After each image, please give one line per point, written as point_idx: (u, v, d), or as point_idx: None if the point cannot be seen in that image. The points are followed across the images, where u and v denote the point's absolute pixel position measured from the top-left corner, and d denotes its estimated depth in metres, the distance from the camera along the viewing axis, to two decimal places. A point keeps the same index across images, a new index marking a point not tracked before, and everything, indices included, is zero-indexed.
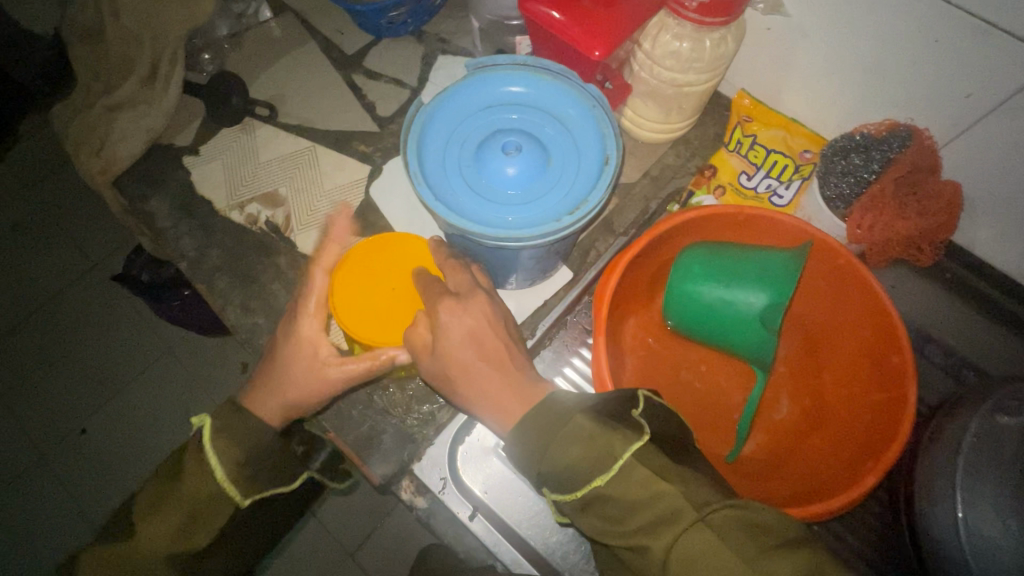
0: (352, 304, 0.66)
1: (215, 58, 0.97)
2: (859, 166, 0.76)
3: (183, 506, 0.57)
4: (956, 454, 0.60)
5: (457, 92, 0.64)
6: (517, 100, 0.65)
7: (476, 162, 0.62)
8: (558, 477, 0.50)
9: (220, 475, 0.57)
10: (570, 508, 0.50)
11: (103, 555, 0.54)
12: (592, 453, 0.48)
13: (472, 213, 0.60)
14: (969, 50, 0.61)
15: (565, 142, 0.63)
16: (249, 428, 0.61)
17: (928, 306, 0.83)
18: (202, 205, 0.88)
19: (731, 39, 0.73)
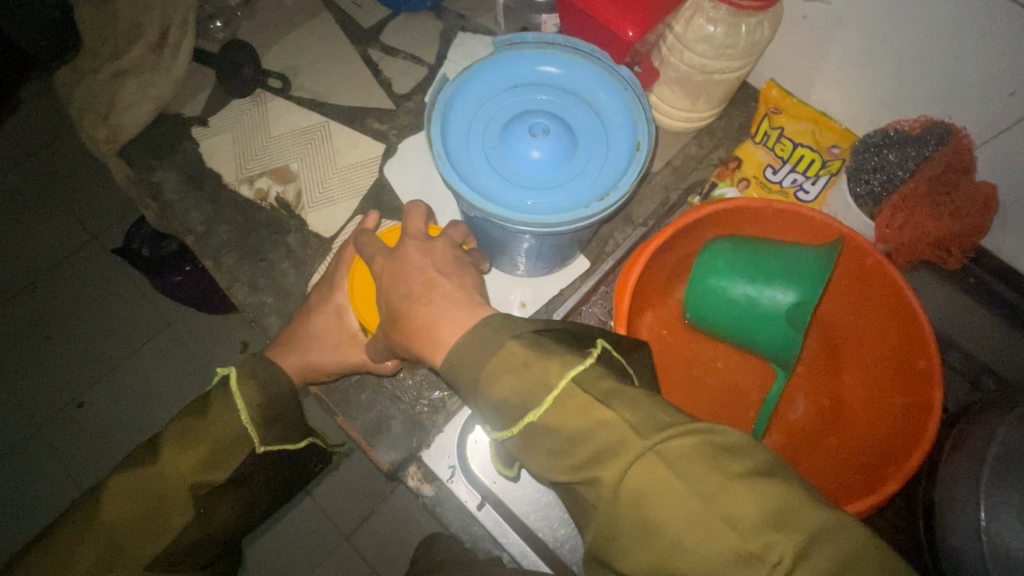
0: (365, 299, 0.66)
1: (227, 26, 0.94)
2: (893, 163, 0.72)
3: (206, 442, 0.59)
4: (982, 462, 0.59)
5: (483, 69, 0.62)
6: (544, 81, 0.62)
7: (501, 144, 0.59)
8: (498, 415, 0.47)
9: (243, 416, 0.61)
10: (515, 447, 0.47)
11: (128, 478, 0.57)
12: (524, 383, 0.45)
13: (496, 195, 0.57)
14: (1018, 45, 0.58)
15: (594, 126, 0.61)
16: (274, 393, 0.64)
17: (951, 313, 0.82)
18: (210, 178, 0.86)
19: (768, 26, 0.70)
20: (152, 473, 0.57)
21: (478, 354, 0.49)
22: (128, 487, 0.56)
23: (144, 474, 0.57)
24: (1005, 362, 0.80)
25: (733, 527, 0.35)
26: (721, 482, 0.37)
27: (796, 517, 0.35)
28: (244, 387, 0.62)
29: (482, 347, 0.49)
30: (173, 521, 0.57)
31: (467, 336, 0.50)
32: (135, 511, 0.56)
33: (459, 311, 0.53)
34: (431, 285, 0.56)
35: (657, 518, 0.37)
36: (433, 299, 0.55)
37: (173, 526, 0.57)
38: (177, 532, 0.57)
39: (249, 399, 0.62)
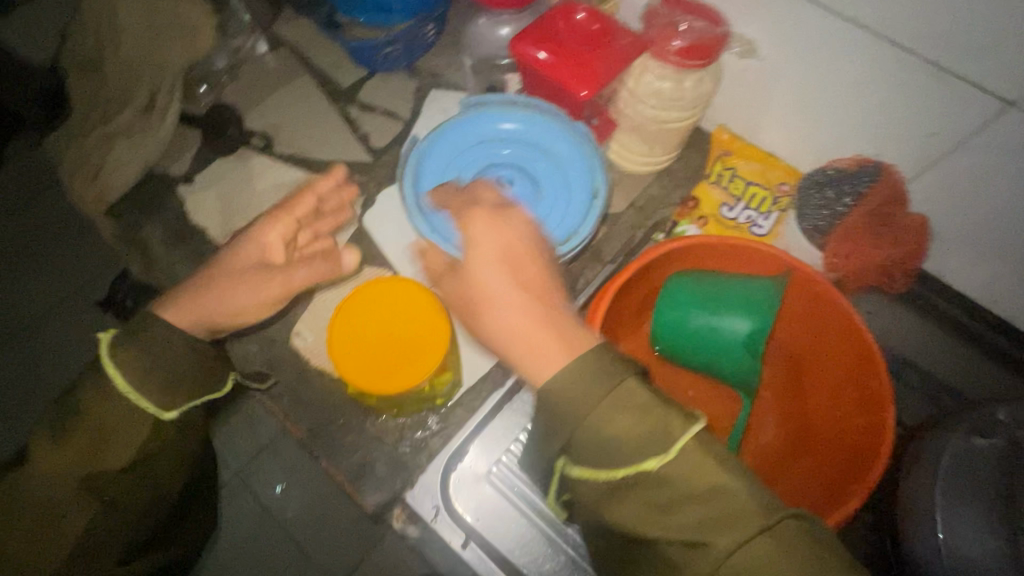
0: (359, 353, 0.64)
1: (212, 89, 0.99)
2: (832, 199, 0.79)
3: (88, 428, 0.57)
4: (935, 475, 0.62)
5: (452, 130, 0.68)
6: (507, 136, 0.68)
7: (471, 198, 0.65)
8: (591, 449, 0.47)
9: (121, 386, 0.56)
10: (602, 490, 0.47)
11: (24, 478, 0.57)
12: (643, 429, 0.46)
13: (468, 245, 0.63)
14: (929, 93, 0.66)
15: (555, 177, 0.67)
16: (163, 355, 0.58)
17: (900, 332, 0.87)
18: (195, 233, 0.90)
19: (710, 80, 0.77)
20: (44, 467, 0.57)
21: (590, 391, 0.47)
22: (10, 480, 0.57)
23: (35, 475, 0.57)
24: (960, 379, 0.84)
25: None
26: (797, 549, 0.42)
27: None
28: (122, 359, 0.57)
29: (592, 384, 0.47)
30: (73, 513, 0.57)
31: (571, 369, 0.48)
32: (37, 509, 0.56)
33: (557, 329, 0.53)
34: (525, 299, 0.54)
35: None
36: (536, 316, 0.54)
37: (69, 520, 0.57)
38: (82, 522, 0.58)
39: (127, 370, 0.57)
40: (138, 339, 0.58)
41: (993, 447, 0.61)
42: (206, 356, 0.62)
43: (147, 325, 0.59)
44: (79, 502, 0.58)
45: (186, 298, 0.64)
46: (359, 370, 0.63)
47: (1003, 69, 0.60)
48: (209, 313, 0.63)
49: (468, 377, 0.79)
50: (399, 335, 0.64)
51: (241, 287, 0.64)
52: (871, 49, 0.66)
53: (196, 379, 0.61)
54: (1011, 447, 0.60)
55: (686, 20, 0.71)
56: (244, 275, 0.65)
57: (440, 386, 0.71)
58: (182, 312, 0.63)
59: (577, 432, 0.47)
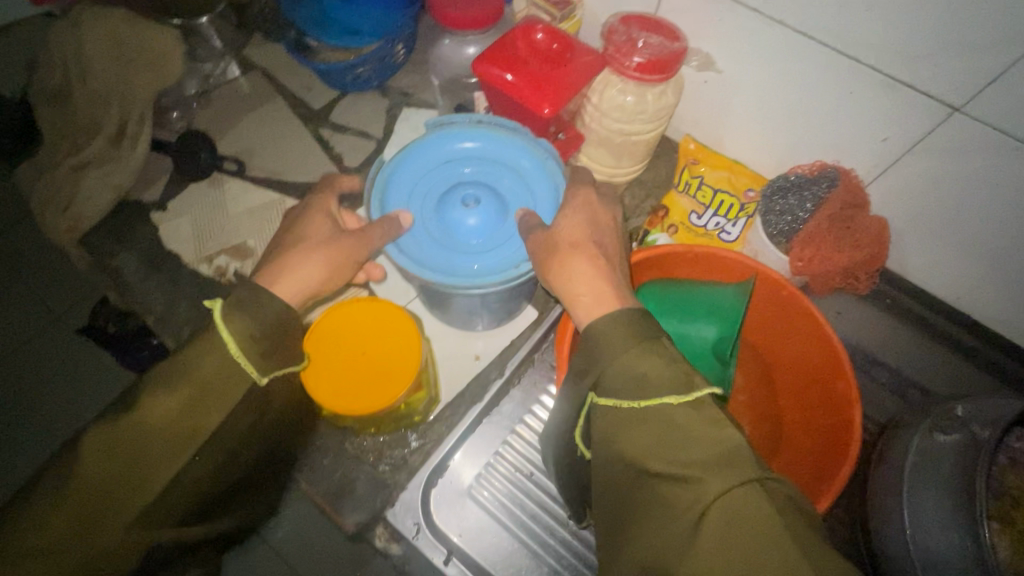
0: (332, 375, 0.63)
1: (184, 115, 1.00)
2: (794, 207, 0.80)
3: (192, 383, 0.53)
4: (903, 470, 0.64)
5: (417, 150, 0.68)
6: (462, 154, 0.69)
7: (440, 221, 0.65)
8: (621, 380, 0.51)
9: (232, 346, 0.54)
10: (619, 424, 0.51)
11: (106, 435, 0.50)
12: (672, 375, 0.50)
13: (449, 269, 0.62)
14: (880, 99, 0.68)
15: (522, 193, 0.67)
16: (269, 315, 0.56)
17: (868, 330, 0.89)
18: (169, 259, 0.89)
19: (671, 93, 0.79)
20: (134, 424, 0.51)
21: (628, 337, 0.53)
22: (102, 438, 0.50)
23: (123, 432, 0.50)
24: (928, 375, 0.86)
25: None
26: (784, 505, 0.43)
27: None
28: (236, 316, 0.54)
29: (633, 331, 0.53)
30: (157, 476, 0.51)
31: (618, 319, 0.54)
32: (115, 469, 0.50)
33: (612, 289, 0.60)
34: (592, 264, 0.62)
35: (747, 537, 0.41)
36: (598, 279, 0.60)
37: (156, 482, 0.52)
38: (161, 486, 0.52)
39: (239, 329, 0.54)
40: (245, 306, 0.55)
41: (956, 443, 0.62)
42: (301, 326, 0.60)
43: (254, 291, 0.57)
44: (167, 468, 0.52)
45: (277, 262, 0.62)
46: (328, 389, 0.62)
47: (945, 77, 0.62)
48: (310, 281, 0.62)
49: (447, 394, 0.80)
50: (375, 356, 0.64)
51: (322, 255, 0.63)
52: (822, 59, 0.69)
53: (289, 354, 0.59)
54: (971, 444, 0.61)
55: (643, 37, 0.73)
56: (329, 242, 0.64)
57: (416, 405, 0.71)
58: (274, 280, 0.60)
59: (612, 369, 0.52)
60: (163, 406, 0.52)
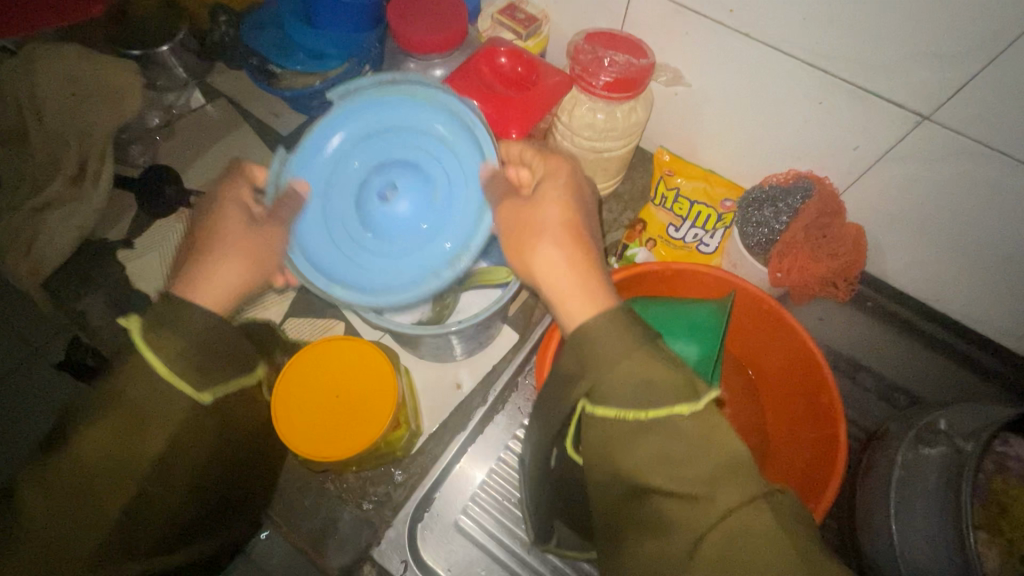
0: (306, 419, 0.62)
1: (146, 150, 0.97)
2: (769, 218, 0.78)
3: (127, 412, 0.47)
4: (889, 483, 0.64)
5: (315, 140, 0.59)
6: (359, 140, 0.59)
7: (364, 226, 0.58)
8: (622, 389, 0.45)
9: (161, 368, 0.48)
10: (620, 437, 0.45)
11: (42, 477, 0.46)
12: (676, 383, 0.45)
13: (396, 280, 0.57)
14: (848, 109, 0.68)
15: (448, 167, 0.58)
16: (202, 330, 0.50)
17: (850, 335, 0.89)
18: (138, 299, 0.87)
19: (641, 110, 0.78)
20: (71, 461, 0.46)
21: (625, 339, 0.46)
22: (40, 482, 0.46)
23: (58, 471, 0.46)
24: (910, 377, 0.85)
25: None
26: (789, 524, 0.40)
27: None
28: (163, 339, 0.48)
29: (629, 332, 0.47)
30: (112, 506, 0.48)
31: (610, 318, 0.48)
32: (64, 507, 0.46)
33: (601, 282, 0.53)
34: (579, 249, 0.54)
35: (757, 556, 0.39)
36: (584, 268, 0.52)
37: (109, 514, 0.48)
38: (118, 515, 0.49)
39: (170, 352, 0.48)
40: (173, 323, 0.49)
41: (941, 456, 0.61)
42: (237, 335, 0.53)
43: (176, 307, 0.50)
44: (120, 496, 0.48)
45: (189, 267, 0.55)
46: (302, 437, 0.61)
47: (911, 86, 0.62)
48: (230, 282, 0.55)
49: (430, 424, 0.79)
50: (349, 400, 0.63)
51: (243, 252, 0.57)
52: (790, 72, 0.68)
53: (238, 364, 0.54)
54: (955, 455, 0.60)
55: (609, 55, 0.72)
56: (255, 236, 0.57)
57: (397, 442, 0.69)
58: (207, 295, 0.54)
59: (611, 376, 0.46)
60: (96, 439, 0.47)
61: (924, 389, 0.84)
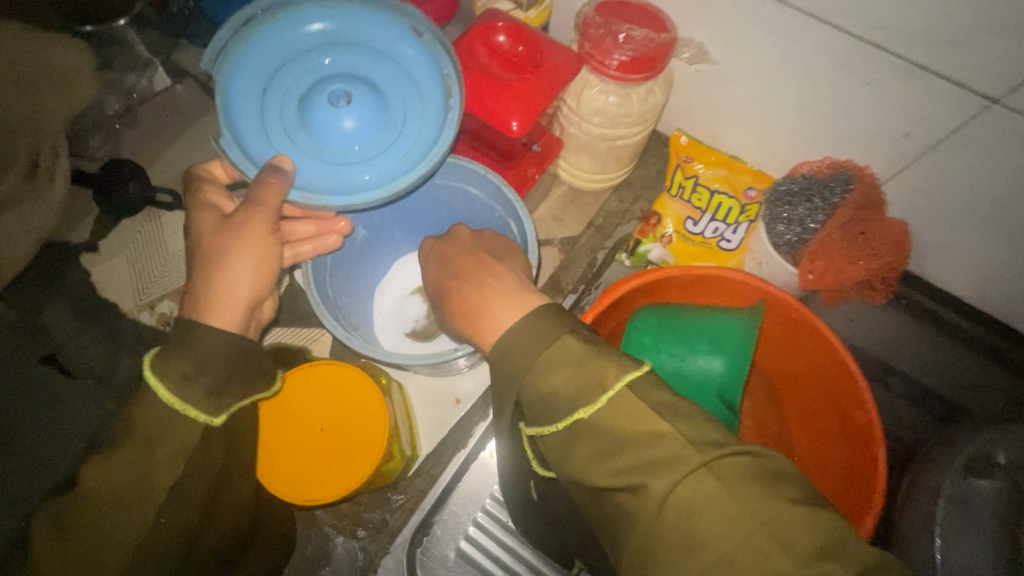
0: (287, 459, 0.56)
1: (107, 140, 0.89)
2: (803, 215, 0.71)
3: (134, 441, 0.43)
4: (931, 513, 0.56)
5: (244, 60, 0.56)
6: (321, 39, 0.57)
7: (304, 124, 0.57)
8: (535, 407, 0.44)
9: (162, 393, 0.43)
10: (554, 449, 0.43)
11: (57, 518, 0.42)
12: (578, 380, 0.42)
13: (331, 178, 0.57)
14: (901, 90, 0.58)
15: (396, 73, 0.58)
16: (209, 344, 0.45)
17: (900, 339, 0.76)
18: (106, 309, 0.79)
19: (660, 91, 0.69)
20: (85, 499, 0.42)
21: (529, 356, 0.44)
22: (50, 523, 0.42)
23: (73, 509, 0.42)
24: (966, 393, 0.74)
25: (791, 556, 0.34)
26: (741, 491, 0.36)
27: (851, 550, 0.34)
28: (168, 359, 0.43)
29: (534, 347, 0.44)
30: (120, 552, 0.42)
31: (511, 336, 0.46)
32: (75, 552, 0.42)
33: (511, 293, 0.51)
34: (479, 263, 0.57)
35: (706, 531, 0.35)
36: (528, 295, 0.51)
37: (118, 561, 0.42)
38: (128, 562, 0.42)
39: (174, 371, 0.43)
40: (183, 343, 0.44)
41: (997, 490, 0.55)
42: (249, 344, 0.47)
43: (187, 327, 0.46)
44: (130, 535, 0.42)
45: (192, 288, 0.50)
46: (283, 478, 0.55)
47: (984, 64, 0.52)
48: (240, 294, 0.51)
49: (427, 444, 0.73)
50: (335, 433, 0.57)
51: (252, 253, 0.52)
52: (835, 47, 0.58)
53: (253, 383, 0.48)
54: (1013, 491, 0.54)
55: (625, 29, 0.63)
56: (252, 234, 0.52)
57: (389, 474, 0.62)
58: (205, 312, 0.48)
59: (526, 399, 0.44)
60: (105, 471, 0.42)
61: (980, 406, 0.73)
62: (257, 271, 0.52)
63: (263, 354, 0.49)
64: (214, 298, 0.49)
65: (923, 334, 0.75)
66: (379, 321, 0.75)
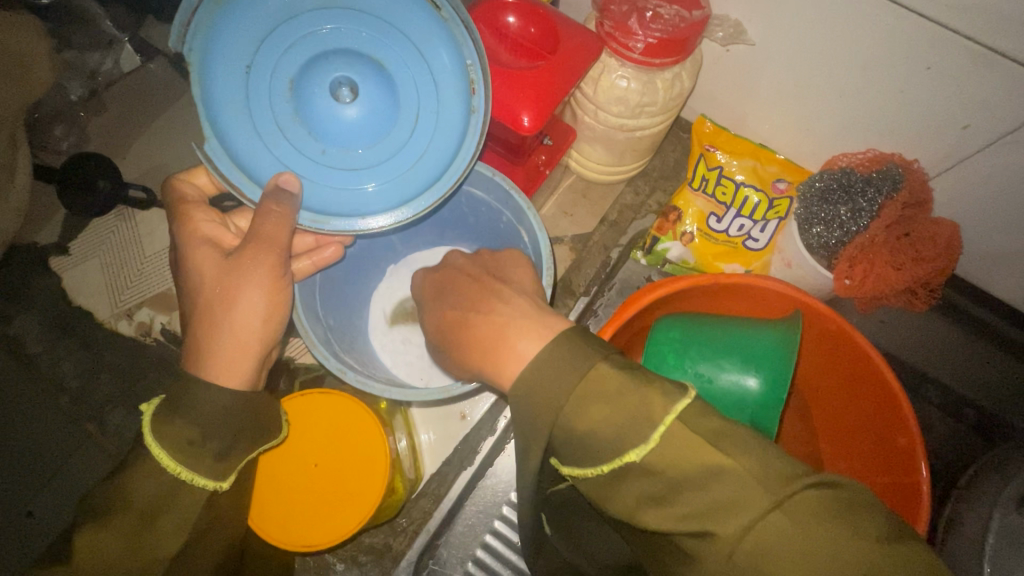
0: (279, 499, 0.51)
1: (72, 131, 0.81)
2: (844, 217, 0.64)
3: (134, 512, 0.39)
4: (980, 552, 0.52)
5: (222, 27, 0.45)
6: (315, 6, 0.46)
7: (303, 119, 0.49)
8: (570, 444, 0.35)
9: (169, 459, 0.40)
10: (596, 491, 0.35)
11: None
12: (622, 416, 0.33)
13: (337, 188, 0.51)
14: (968, 78, 0.50)
15: (408, 54, 0.49)
16: (219, 402, 0.42)
17: (935, 346, 0.71)
18: (80, 318, 0.73)
19: (687, 76, 0.61)
20: None
21: (561, 378, 0.35)
22: None
23: None
24: (1006, 402, 0.69)
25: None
26: (814, 531, 0.28)
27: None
28: (176, 420, 0.40)
29: (564, 368, 0.35)
30: None
31: (539, 359, 0.37)
32: None
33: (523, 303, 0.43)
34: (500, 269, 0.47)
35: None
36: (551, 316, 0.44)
37: None
38: None
39: (182, 434, 0.40)
40: (184, 404, 0.41)
41: None
42: (259, 398, 0.45)
43: (189, 385, 0.42)
44: None
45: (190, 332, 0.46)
46: (275, 520, 0.51)
47: None
48: (240, 338, 0.47)
49: (431, 465, 0.68)
50: (331, 469, 0.53)
51: (264, 293, 0.47)
52: (897, 26, 0.50)
53: (264, 437, 0.46)
54: None
55: (652, 7, 0.56)
56: (257, 270, 0.47)
57: (391, 506, 0.59)
58: (205, 360, 0.45)
59: (556, 433, 0.35)
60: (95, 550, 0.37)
61: None
62: (253, 305, 0.47)
63: (269, 404, 0.46)
64: (227, 347, 0.45)
65: (955, 336, 0.71)
66: (378, 340, 0.70)
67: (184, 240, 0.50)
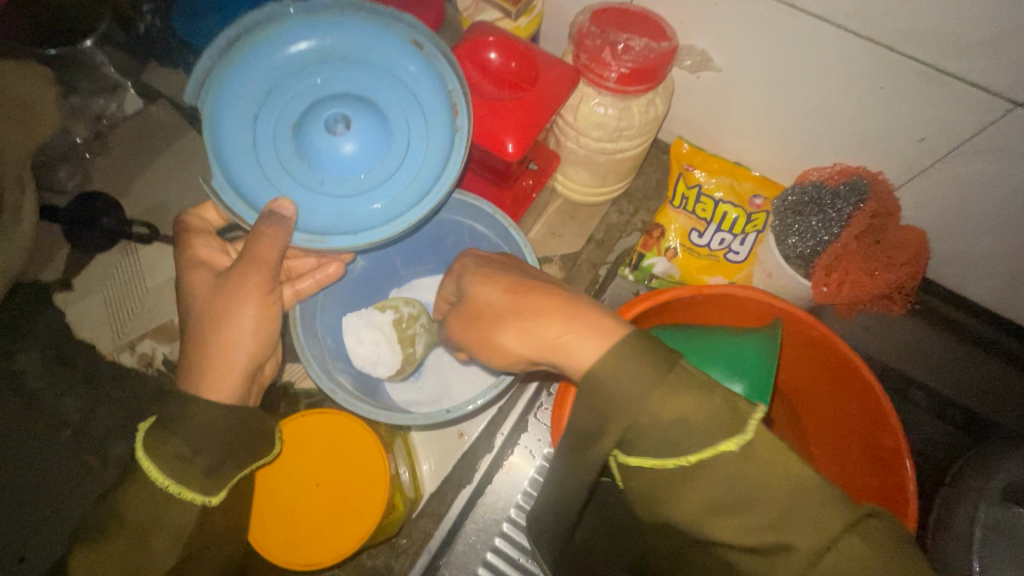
0: (280, 518, 0.53)
1: (75, 172, 0.84)
2: (817, 228, 0.67)
3: (134, 525, 0.41)
4: (970, 547, 0.53)
5: (230, 81, 0.50)
6: (312, 57, 0.51)
7: (302, 154, 0.52)
8: (646, 435, 0.36)
9: (160, 474, 0.41)
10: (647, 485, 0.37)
11: None
12: (715, 410, 0.35)
13: (334, 214, 0.52)
14: (917, 94, 0.55)
15: (397, 91, 0.53)
16: (209, 418, 0.43)
17: (916, 349, 0.74)
18: (82, 352, 0.75)
19: (660, 101, 0.65)
20: None
21: (639, 373, 0.36)
22: None
23: None
24: (987, 401, 0.71)
25: None
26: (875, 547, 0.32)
27: None
28: (166, 436, 0.42)
29: (637, 364, 0.36)
30: None
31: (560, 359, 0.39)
32: None
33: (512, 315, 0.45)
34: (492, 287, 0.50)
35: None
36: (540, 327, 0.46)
37: None
38: None
39: (172, 449, 0.41)
40: (176, 420, 0.42)
41: None
42: (248, 411, 0.46)
43: (179, 402, 0.44)
44: None
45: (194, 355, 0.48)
46: (274, 539, 0.52)
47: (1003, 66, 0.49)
48: (242, 361, 0.49)
49: (431, 484, 0.69)
50: (331, 488, 0.54)
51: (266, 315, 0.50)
52: (846, 49, 0.54)
53: (254, 450, 0.46)
54: None
55: (623, 39, 0.59)
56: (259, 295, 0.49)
57: (390, 525, 0.60)
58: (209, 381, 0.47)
59: (635, 423, 0.36)
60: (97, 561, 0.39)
61: (1006, 418, 0.70)
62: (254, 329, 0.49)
63: (260, 418, 0.47)
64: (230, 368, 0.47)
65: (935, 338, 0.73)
66: None
67: (187, 270, 0.52)
